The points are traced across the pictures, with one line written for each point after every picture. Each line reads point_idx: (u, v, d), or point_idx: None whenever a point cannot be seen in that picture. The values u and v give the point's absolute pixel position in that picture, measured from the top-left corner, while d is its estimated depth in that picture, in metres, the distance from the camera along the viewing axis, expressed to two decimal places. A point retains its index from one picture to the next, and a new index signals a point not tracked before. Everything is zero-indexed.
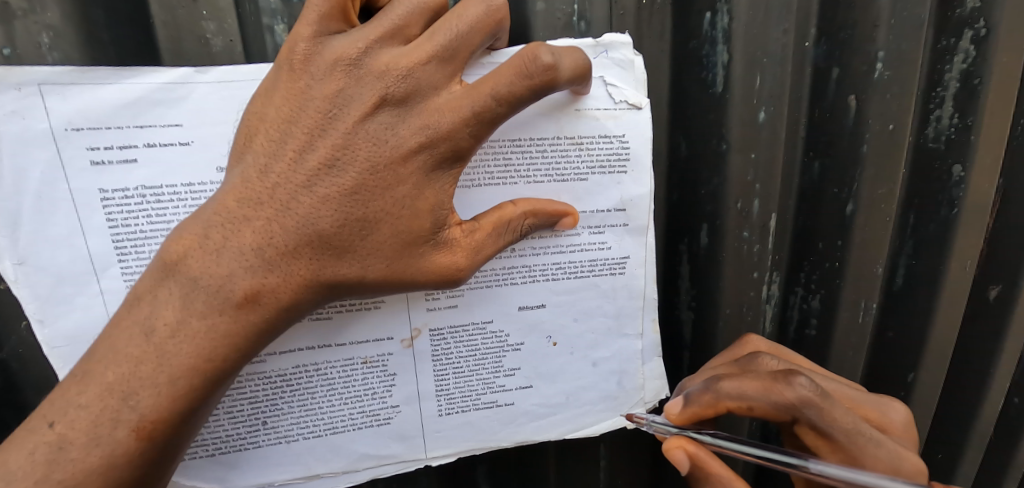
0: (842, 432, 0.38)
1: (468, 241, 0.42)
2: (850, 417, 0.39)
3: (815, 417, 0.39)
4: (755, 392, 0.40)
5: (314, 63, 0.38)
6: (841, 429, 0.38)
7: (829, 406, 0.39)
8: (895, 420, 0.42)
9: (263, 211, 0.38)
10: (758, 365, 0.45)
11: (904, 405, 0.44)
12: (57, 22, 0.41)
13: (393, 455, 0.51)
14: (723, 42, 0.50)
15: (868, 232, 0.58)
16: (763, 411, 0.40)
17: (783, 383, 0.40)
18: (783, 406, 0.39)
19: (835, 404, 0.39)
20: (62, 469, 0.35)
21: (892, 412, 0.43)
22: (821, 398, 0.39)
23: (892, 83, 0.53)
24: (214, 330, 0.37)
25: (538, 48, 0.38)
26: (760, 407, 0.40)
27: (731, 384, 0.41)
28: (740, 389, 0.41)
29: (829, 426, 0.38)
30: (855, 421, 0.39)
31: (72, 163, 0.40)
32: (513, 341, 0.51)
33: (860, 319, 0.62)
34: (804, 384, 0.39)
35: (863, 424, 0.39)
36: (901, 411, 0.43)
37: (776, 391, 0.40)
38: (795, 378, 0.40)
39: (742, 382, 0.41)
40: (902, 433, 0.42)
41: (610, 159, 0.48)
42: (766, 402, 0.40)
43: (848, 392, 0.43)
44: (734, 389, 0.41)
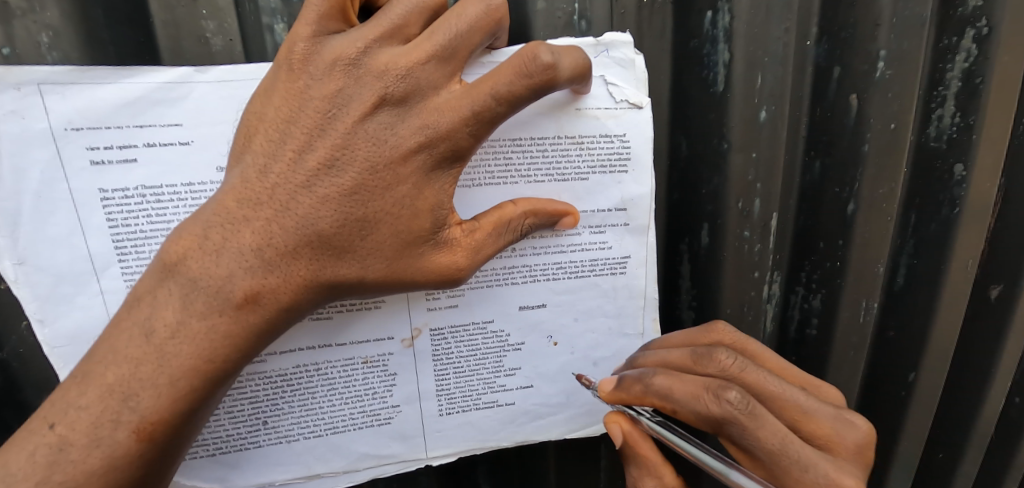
0: (764, 450, 0.40)
1: (468, 241, 0.41)
2: (778, 436, 0.40)
3: (735, 431, 0.41)
4: (682, 395, 0.42)
5: (314, 63, 0.38)
6: (762, 447, 0.40)
7: (753, 424, 0.40)
8: (848, 440, 0.42)
9: (263, 212, 0.38)
10: (711, 363, 0.45)
11: (866, 422, 0.43)
12: (56, 21, 0.41)
13: (393, 455, 0.52)
14: (723, 41, 0.50)
15: (869, 232, 0.58)
16: (688, 416, 0.43)
17: (712, 396, 0.41)
18: (706, 417, 0.42)
19: (763, 423, 0.40)
20: (63, 470, 0.35)
21: (848, 432, 0.42)
22: (746, 415, 0.40)
23: (893, 82, 0.53)
24: (214, 331, 0.37)
25: (537, 47, 0.38)
26: (683, 412, 0.43)
27: (662, 383, 0.43)
28: (669, 391, 0.43)
29: (749, 440, 0.41)
30: (783, 441, 0.40)
31: (72, 163, 0.40)
32: (513, 341, 0.51)
33: (860, 319, 0.62)
34: (731, 400, 0.41)
35: (793, 445, 0.40)
36: (860, 431, 0.43)
37: (702, 400, 0.41)
38: (725, 393, 0.41)
39: (674, 384, 0.43)
40: (849, 455, 0.42)
41: (610, 158, 0.48)
42: (691, 409, 0.42)
43: (802, 404, 0.43)
44: (664, 389, 0.43)
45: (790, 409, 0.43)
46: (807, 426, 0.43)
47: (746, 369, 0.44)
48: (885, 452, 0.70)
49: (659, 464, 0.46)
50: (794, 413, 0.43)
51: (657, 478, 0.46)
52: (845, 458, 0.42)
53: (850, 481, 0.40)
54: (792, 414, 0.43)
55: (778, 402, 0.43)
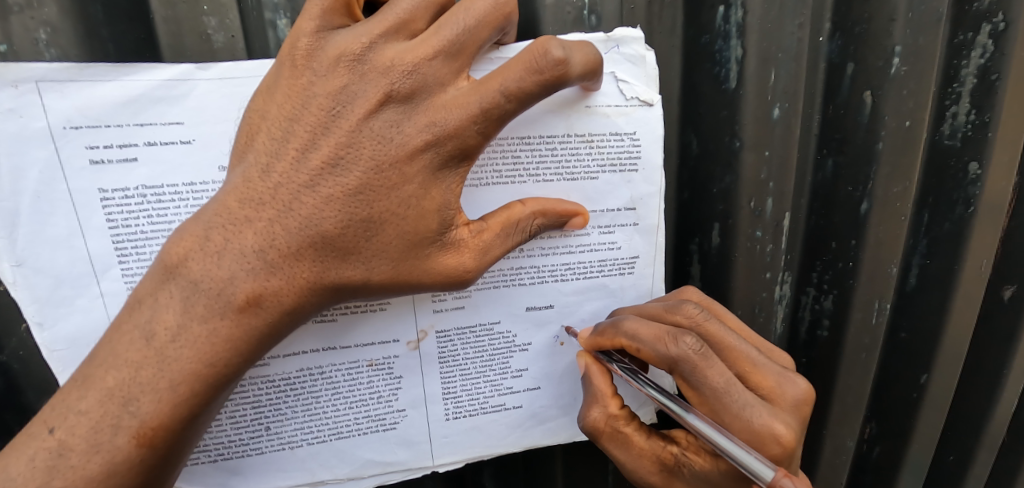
0: (710, 389, 0.41)
1: (476, 242, 0.40)
2: (724, 378, 0.41)
3: (687, 370, 0.41)
4: (646, 337, 0.43)
5: (317, 59, 0.37)
6: (708, 386, 0.41)
7: (705, 365, 0.41)
8: (789, 394, 0.43)
9: (265, 212, 0.37)
10: (678, 311, 0.45)
11: (808, 384, 0.43)
12: (55, 17, 0.40)
13: (399, 462, 0.51)
14: (736, 37, 0.49)
15: (883, 231, 0.56)
16: (647, 355, 0.43)
17: (670, 338, 0.42)
18: (664, 357, 0.42)
19: (713, 365, 0.41)
20: (62, 475, 0.34)
21: (789, 387, 0.43)
22: (701, 357, 0.41)
23: (909, 79, 0.51)
24: (215, 335, 0.36)
25: (548, 42, 0.37)
26: (645, 352, 0.43)
27: (631, 325, 0.44)
28: (636, 331, 0.44)
29: (700, 381, 0.41)
30: (729, 383, 0.41)
31: (71, 162, 0.39)
32: (521, 341, 0.50)
33: (873, 320, 0.60)
34: (688, 342, 0.41)
35: (736, 388, 0.41)
36: (800, 389, 0.43)
37: (663, 342, 0.42)
38: (684, 336, 0.42)
39: (641, 326, 0.44)
40: (788, 409, 0.42)
41: (621, 157, 0.46)
42: (652, 349, 0.43)
43: (752, 356, 0.44)
44: (630, 330, 0.44)
45: (739, 359, 0.44)
46: (754, 377, 0.43)
47: (709, 320, 0.45)
48: (896, 455, 0.68)
49: (607, 395, 0.46)
50: (743, 363, 0.44)
51: (604, 408, 0.46)
52: (783, 410, 0.42)
53: (781, 428, 0.41)
54: (742, 364, 0.44)
55: (731, 353, 0.44)
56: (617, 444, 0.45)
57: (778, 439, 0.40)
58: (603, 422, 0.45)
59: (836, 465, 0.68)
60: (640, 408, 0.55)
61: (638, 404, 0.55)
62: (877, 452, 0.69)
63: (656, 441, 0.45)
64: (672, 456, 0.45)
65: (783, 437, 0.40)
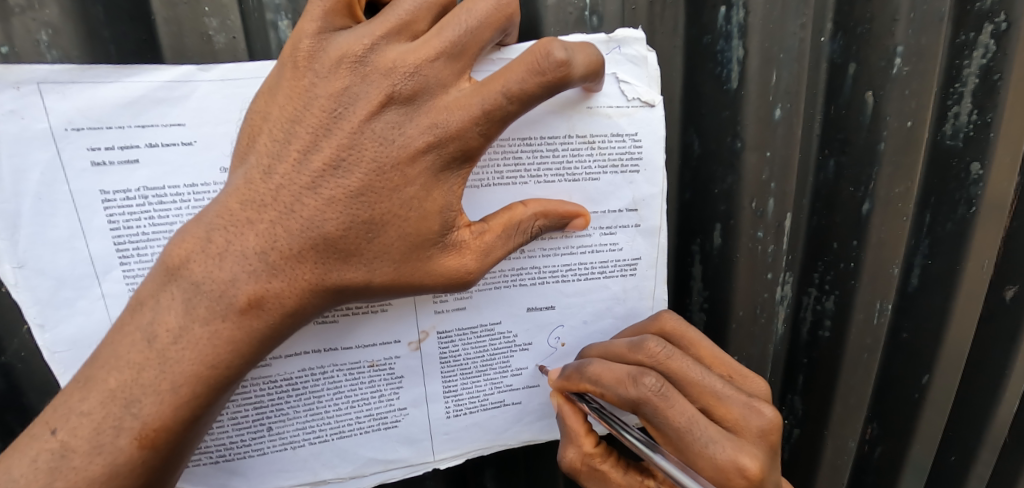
0: (673, 429, 0.41)
1: (477, 244, 0.40)
2: (686, 416, 0.41)
3: (650, 412, 0.42)
4: (608, 381, 0.44)
5: (319, 61, 0.37)
6: (671, 426, 0.41)
7: (666, 405, 0.41)
8: (753, 425, 0.42)
9: (266, 214, 0.37)
10: (640, 350, 0.46)
11: (775, 413, 0.43)
12: (56, 19, 0.40)
13: (400, 459, 0.51)
14: (738, 37, 0.48)
15: (885, 232, 0.56)
16: (611, 398, 0.44)
17: (630, 381, 0.43)
18: (627, 400, 0.43)
19: (675, 403, 0.41)
20: (64, 477, 0.34)
21: (754, 418, 0.42)
22: (660, 398, 0.42)
23: (911, 79, 0.51)
24: (217, 337, 0.36)
25: (550, 43, 0.37)
26: (609, 395, 0.44)
27: (594, 368, 0.45)
28: (599, 376, 0.44)
29: (663, 422, 0.41)
30: (691, 420, 0.41)
31: (72, 163, 0.39)
32: (521, 341, 0.50)
33: (875, 320, 0.60)
34: (648, 384, 0.42)
35: (699, 424, 0.41)
36: (765, 419, 0.42)
37: (624, 386, 0.43)
38: (643, 377, 0.42)
39: (603, 370, 0.44)
40: (754, 439, 0.42)
41: (623, 158, 0.46)
42: (614, 393, 0.43)
43: (716, 389, 0.44)
44: (595, 374, 0.45)
45: (703, 394, 0.44)
46: (718, 410, 0.43)
47: (672, 357, 0.45)
48: (897, 456, 0.68)
49: (581, 434, 0.46)
50: (707, 397, 0.44)
51: (578, 447, 0.46)
52: (750, 441, 0.42)
53: (748, 461, 0.40)
54: (705, 398, 0.44)
55: (694, 387, 0.44)
56: (596, 480, 0.46)
57: (744, 472, 0.39)
58: (578, 461, 0.46)
59: (837, 466, 0.68)
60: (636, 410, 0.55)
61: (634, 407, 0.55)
62: (878, 452, 0.69)
63: (634, 477, 0.45)
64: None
65: (750, 470, 0.39)
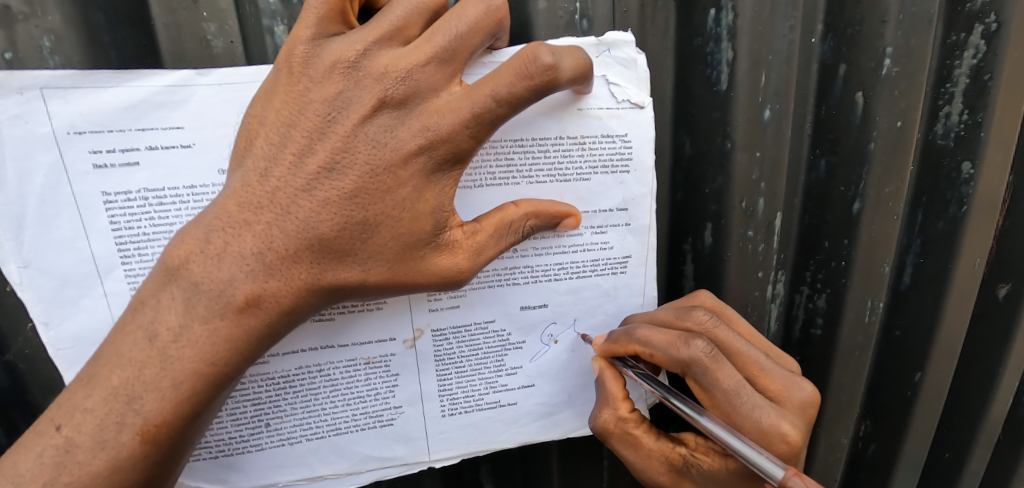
0: (720, 391, 0.43)
1: (470, 243, 0.41)
2: (734, 380, 0.43)
3: (699, 373, 0.43)
4: (659, 343, 0.45)
5: (314, 66, 0.38)
6: (719, 388, 0.43)
7: (716, 368, 0.43)
8: (795, 397, 0.45)
9: (263, 215, 0.38)
10: (688, 318, 0.47)
11: (813, 387, 0.45)
12: (58, 25, 0.41)
13: (396, 457, 0.52)
14: (728, 39, 0.49)
15: (875, 231, 0.57)
16: (660, 360, 0.45)
17: (681, 343, 0.44)
18: (676, 361, 0.44)
19: (723, 368, 0.43)
20: (69, 471, 0.35)
21: (796, 390, 0.45)
22: (711, 360, 0.43)
23: (900, 80, 0.52)
24: (216, 335, 0.37)
25: (538, 48, 0.38)
26: (658, 356, 0.45)
27: (644, 331, 0.46)
28: (648, 337, 0.45)
29: (710, 383, 0.43)
30: (739, 385, 0.43)
31: (75, 166, 0.40)
32: (515, 340, 0.50)
33: (866, 318, 0.61)
34: (699, 346, 0.43)
35: (746, 389, 0.43)
36: (806, 392, 0.45)
37: (675, 347, 0.44)
38: (694, 340, 0.44)
39: (653, 333, 0.45)
40: (795, 410, 0.44)
41: (613, 159, 0.47)
42: (664, 354, 0.45)
43: (760, 361, 0.46)
44: (643, 336, 0.46)
45: (748, 364, 0.46)
46: (761, 380, 0.45)
47: (718, 327, 0.46)
48: (891, 452, 0.69)
49: (618, 398, 0.48)
50: (752, 367, 0.45)
51: (614, 410, 0.47)
52: (791, 412, 0.44)
53: (789, 428, 0.42)
54: (750, 368, 0.45)
55: (740, 357, 0.46)
56: (626, 444, 0.47)
57: (785, 438, 0.42)
58: (613, 423, 0.47)
59: (830, 462, 0.68)
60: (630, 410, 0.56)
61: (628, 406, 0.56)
62: (872, 449, 0.70)
63: (665, 443, 0.47)
64: (681, 456, 0.46)
65: (790, 436, 0.42)
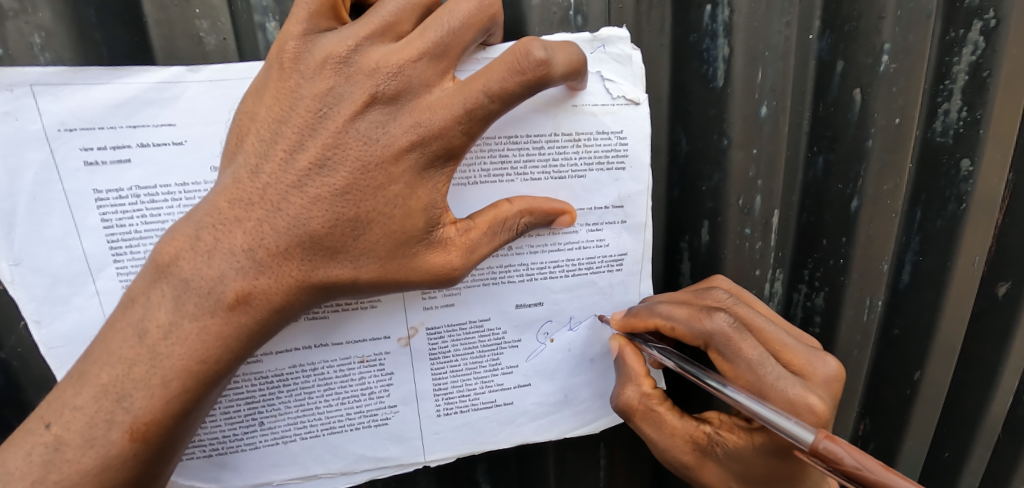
0: (744, 362, 0.43)
1: (462, 241, 0.41)
2: (758, 351, 0.43)
3: (722, 345, 0.43)
4: (681, 316, 0.45)
5: (305, 62, 0.37)
6: (743, 359, 0.43)
7: (739, 339, 0.43)
8: (820, 371, 0.44)
9: (253, 212, 0.37)
10: (708, 297, 0.48)
11: (838, 362, 0.45)
12: (48, 22, 0.41)
13: (392, 457, 0.51)
14: (723, 35, 0.49)
15: (873, 229, 0.57)
16: (681, 333, 0.45)
17: (704, 315, 0.44)
18: (699, 333, 0.44)
19: (746, 339, 0.43)
20: (59, 469, 0.35)
21: (820, 365, 0.44)
22: (735, 331, 0.43)
23: (898, 76, 0.52)
24: (206, 332, 0.37)
25: (530, 43, 0.37)
26: (680, 330, 0.45)
27: (665, 306, 0.46)
28: (670, 311, 0.46)
29: (734, 354, 0.43)
30: (763, 356, 0.43)
31: (65, 164, 0.40)
32: (510, 338, 0.50)
33: (865, 317, 0.61)
34: (723, 318, 0.43)
35: (769, 361, 0.43)
36: (830, 367, 0.44)
37: (698, 320, 0.44)
38: (718, 311, 0.44)
39: (675, 307, 0.46)
40: (820, 384, 0.44)
41: (608, 155, 0.47)
42: (686, 326, 0.45)
43: (783, 336, 0.45)
44: (665, 311, 0.46)
45: (771, 340, 0.45)
46: (784, 355, 0.45)
47: (738, 304, 0.47)
48: (889, 451, 0.68)
49: (640, 374, 0.48)
50: (774, 343, 0.45)
51: (637, 386, 0.47)
52: (816, 386, 0.44)
53: (815, 400, 0.42)
54: (773, 344, 0.45)
55: (762, 333, 0.45)
56: (650, 422, 0.47)
57: (812, 410, 0.41)
58: (636, 400, 0.47)
59: None
60: None
61: None
62: (871, 448, 0.69)
63: (689, 421, 0.47)
64: (705, 435, 0.46)
65: (818, 408, 0.42)
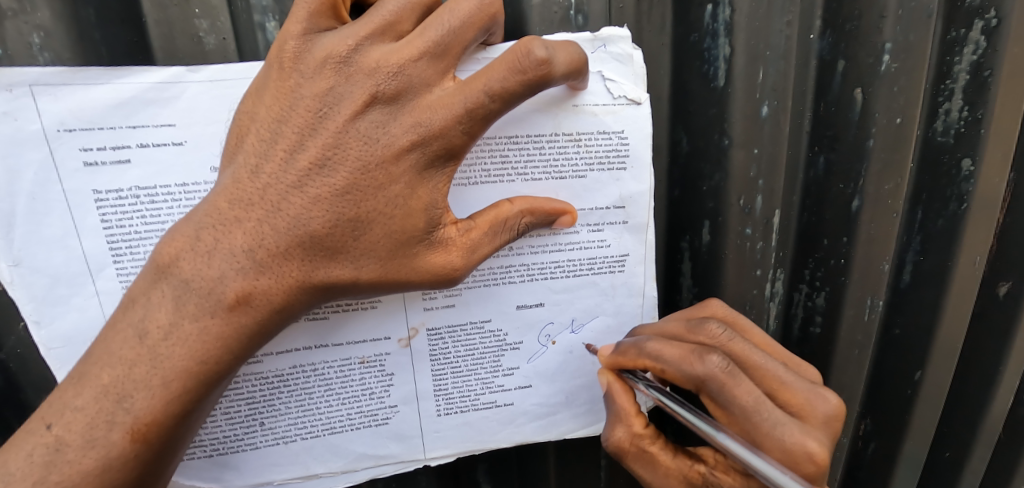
0: (738, 408, 0.41)
1: (463, 241, 0.41)
2: (753, 396, 0.41)
3: (715, 389, 0.42)
4: (671, 357, 0.44)
5: (304, 61, 0.37)
6: (737, 405, 0.41)
7: (733, 383, 0.41)
8: (819, 411, 0.43)
9: (254, 212, 0.37)
10: (701, 332, 0.46)
11: (839, 399, 0.43)
12: (47, 21, 0.41)
13: (392, 455, 0.51)
14: (724, 35, 0.49)
15: (874, 228, 0.57)
16: (673, 375, 0.44)
17: (695, 358, 0.43)
18: (690, 376, 0.43)
19: (741, 383, 0.41)
20: (59, 470, 0.35)
21: (819, 403, 0.43)
22: (728, 375, 0.42)
23: (899, 76, 0.51)
24: (206, 333, 0.37)
25: (531, 42, 0.37)
26: (670, 371, 0.44)
27: (654, 345, 0.45)
28: (659, 351, 0.45)
29: (727, 399, 0.41)
30: (758, 401, 0.41)
31: (65, 164, 0.40)
32: (511, 339, 0.50)
33: (866, 317, 0.60)
34: (715, 361, 0.42)
35: (766, 406, 0.41)
36: (830, 405, 0.43)
37: (689, 362, 0.43)
38: (709, 354, 0.42)
39: (665, 347, 0.44)
40: (820, 425, 0.42)
41: (609, 155, 0.47)
42: (677, 369, 0.43)
43: (780, 374, 0.44)
44: (654, 350, 0.45)
45: (768, 378, 0.44)
46: (782, 394, 0.43)
47: (734, 339, 0.45)
48: (890, 451, 0.68)
49: (631, 413, 0.46)
50: (771, 382, 0.44)
51: (628, 427, 0.46)
52: (816, 428, 0.42)
53: (814, 446, 0.40)
54: (770, 383, 0.44)
55: (758, 371, 0.44)
56: (643, 462, 0.45)
57: (811, 457, 0.40)
58: (627, 441, 0.46)
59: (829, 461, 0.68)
60: None
61: None
62: (872, 448, 0.69)
63: (683, 460, 0.45)
64: (700, 475, 0.44)
65: (817, 455, 0.40)
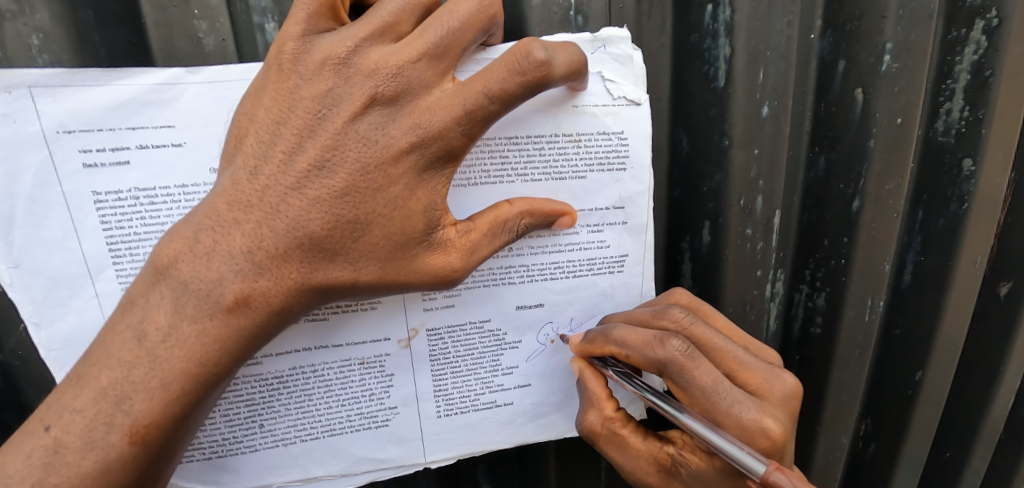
0: (698, 389, 0.42)
1: (462, 242, 0.41)
2: (711, 377, 0.42)
3: (675, 372, 0.42)
4: (635, 343, 0.44)
5: (303, 63, 0.37)
6: (697, 386, 0.42)
7: (692, 366, 0.42)
8: (777, 390, 0.43)
9: (253, 214, 0.37)
10: (665, 317, 0.46)
11: (796, 380, 0.44)
12: (46, 23, 0.41)
13: (392, 459, 0.51)
14: (725, 35, 0.49)
15: (875, 228, 0.56)
16: (637, 361, 0.44)
17: (657, 343, 0.43)
18: (652, 361, 0.43)
19: (700, 365, 0.42)
20: (58, 472, 0.35)
21: (777, 383, 0.43)
22: (688, 358, 0.42)
23: (900, 76, 0.51)
24: (205, 335, 0.36)
25: (530, 44, 0.37)
26: (634, 357, 0.44)
27: (620, 332, 0.45)
28: (624, 338, 0.45)
29: (688, 382, 0.42)
30: (717, 381, 0.42)
31: (64, 165, 0.40)
32: (511, 339, 0.50)
33: (866, 317, 0.60)
34: (676, 345, 0.42)
35: (724, 386, 0.42)
36: (788, 385, 0.44)
37: (651, 348, 0.43)
38: (670, 339, 0.43)
39: (629, 333, 0.45)
40: (777, 403, 0.43)
41: (609, 156, 0.47)
42: (640, 355, 0.44)
43: (739, 355, 0.45)
44: (619, 337, 0.45)
45: (727, 359, 0.44)
46: (741, 375, 0.44)
47: (695, 324, 0.45)
48: (891, 451, 0.68)
49: (602, 398, 0.47)
50: (731, 363, 0.44)
51: (599, 411, 0.47)
52: (773, 406, 0.43)
53: (771, 423, 0.41)
54: (729, 364, 0.44)
55: (718, 353, 0.45)
56: (615, 445, 0.46)
57: (767, 434, 0.41)
58: (599, 424, 0.47)
59: (830, 462, 0.68)
60: (629, 404, 0.55)
61: (627, 400, 0.55)
62: (873, 448, 0.69)
63: (653, 442, 0.46)
64: (669, 456, 0.45)
65: (773, 432, 0.41)
